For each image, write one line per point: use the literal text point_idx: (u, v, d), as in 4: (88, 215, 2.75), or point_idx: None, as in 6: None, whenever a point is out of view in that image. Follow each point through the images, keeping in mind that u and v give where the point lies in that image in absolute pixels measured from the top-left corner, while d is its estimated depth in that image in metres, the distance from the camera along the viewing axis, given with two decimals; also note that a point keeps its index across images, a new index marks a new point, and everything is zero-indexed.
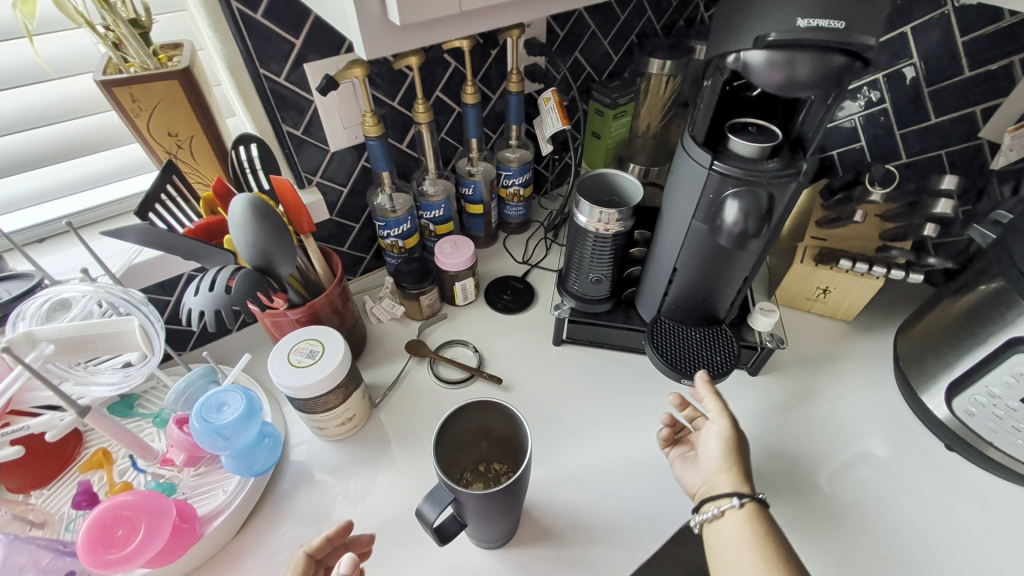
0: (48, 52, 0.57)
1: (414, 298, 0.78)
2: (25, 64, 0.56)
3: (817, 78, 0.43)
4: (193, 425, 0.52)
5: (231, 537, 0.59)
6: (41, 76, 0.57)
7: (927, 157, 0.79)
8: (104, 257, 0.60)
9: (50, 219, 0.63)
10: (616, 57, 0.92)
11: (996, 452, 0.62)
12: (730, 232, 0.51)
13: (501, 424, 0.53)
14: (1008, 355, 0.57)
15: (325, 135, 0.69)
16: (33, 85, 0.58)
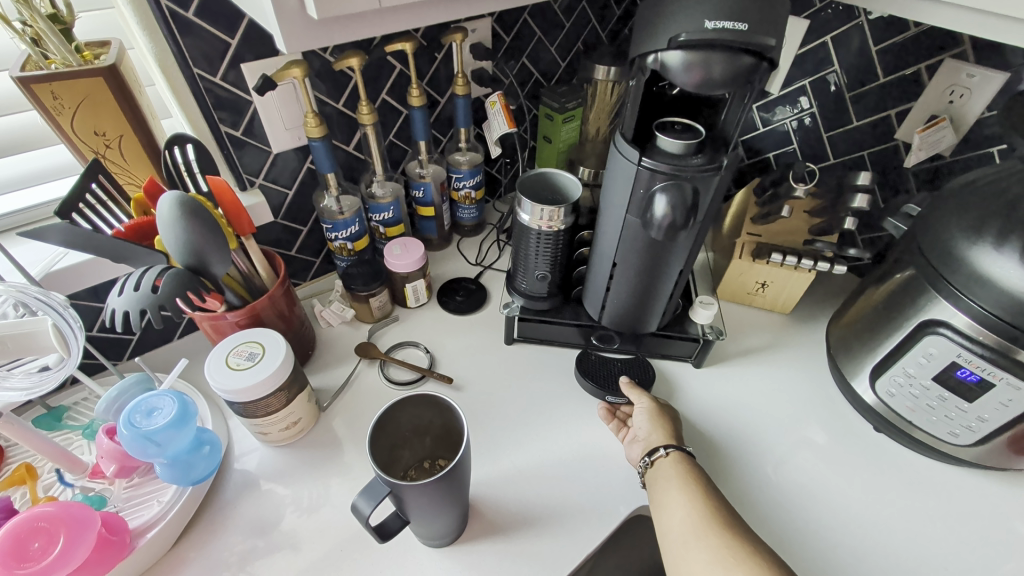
0: None
1: (363, 300, 0.78)
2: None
3: (728, 77, 0.46)
4: (120, 432, 0.51)
5: (167, 550, 0.57)
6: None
7: (851, 157, 0.84)
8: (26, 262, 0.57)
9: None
10: (563, 64, 0.94)
11: (917, 430, 0.66)
12: (660, 224, 0.53)
13: (438, 416, 0.53)
14: (919, 337, 0.60)
15: (266, 136, 0.68)
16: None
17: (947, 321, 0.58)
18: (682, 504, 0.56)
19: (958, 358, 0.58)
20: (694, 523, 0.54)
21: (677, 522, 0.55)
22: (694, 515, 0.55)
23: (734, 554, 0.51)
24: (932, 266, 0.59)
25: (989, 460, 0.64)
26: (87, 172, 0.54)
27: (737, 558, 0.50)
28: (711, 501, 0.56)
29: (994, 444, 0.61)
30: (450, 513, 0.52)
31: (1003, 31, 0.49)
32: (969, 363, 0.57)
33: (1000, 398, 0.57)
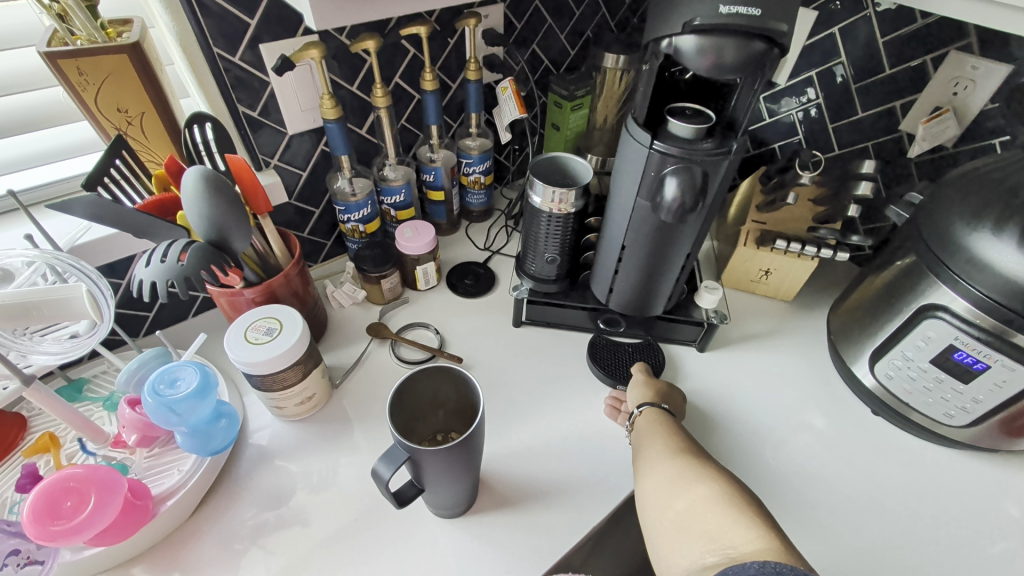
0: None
1: (375, 281, 0.79)
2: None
3: (739, 62, 0.47)
4: (145, 400, 0.52)
5: (186, 518, 0.59)
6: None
7: (855, 149, 0.85)
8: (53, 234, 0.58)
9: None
10: (572, 51, 0.95)
11: (914, 413, 0.68)
12: (670, 207, 0.54)
13: (453, 388, 0.55)
14: (917, 322, 0.62)
15: (282, 117, 0.69)
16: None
17: (946, 306, 0.59)
18: (652, 438, 0.62)
19: (954, 341, 0.59)
20: (657, 447, 0.60)
21: (646, 453, 0.60)
22: (660, 448, 0.60)
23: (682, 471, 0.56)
24: (933, 252, 0.60)
25: (982, 441, 0.66)
26: (110, 149, 0.55)
27: (684, 474, 0.55)
28: (678, 435, 0.62)
29: (986, 425, 0.63)
30: (460, 482, 0.53)
31: (1015, 22, 0.50)
32: (966, 345, 0.59)
33: (994, 380, 0.59)
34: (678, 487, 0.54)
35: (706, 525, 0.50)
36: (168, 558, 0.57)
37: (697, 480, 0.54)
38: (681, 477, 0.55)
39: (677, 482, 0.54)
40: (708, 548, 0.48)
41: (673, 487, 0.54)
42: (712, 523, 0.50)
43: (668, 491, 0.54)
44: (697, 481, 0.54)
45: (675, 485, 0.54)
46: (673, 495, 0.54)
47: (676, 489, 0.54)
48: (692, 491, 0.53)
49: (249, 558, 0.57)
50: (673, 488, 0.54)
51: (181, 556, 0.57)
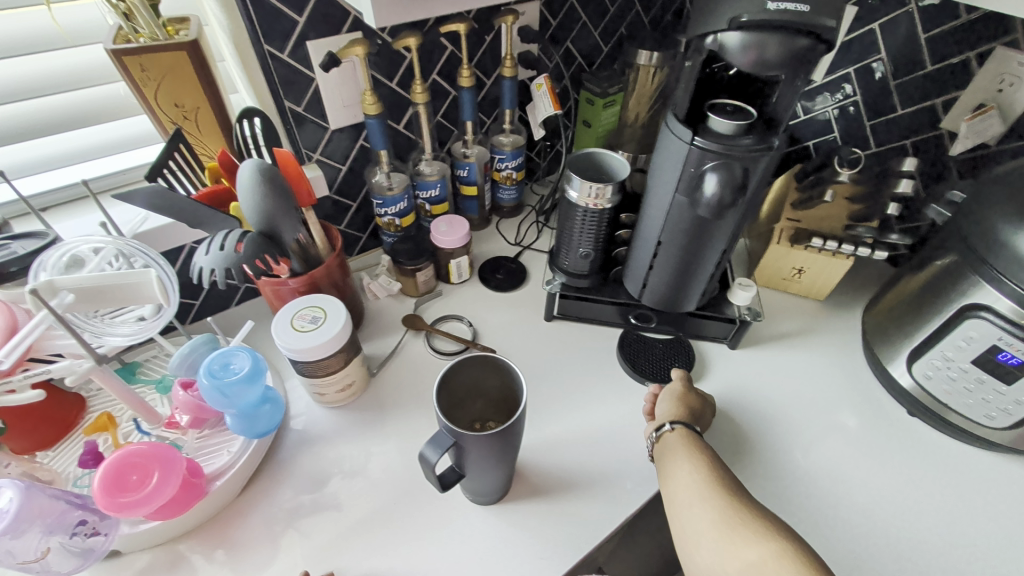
0: (68, 21, 0.60)
1: (410, 274, 0.81)
2: (42, 30, 0.59)
3: (784, 59, 0.48)
4: (201, 382, 0.55)
5: (234, 497, 0.62)
6: (58, 41, 0.60)
7: (893, 146, 0.84)
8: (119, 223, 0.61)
9: (70, 183, 0.66)
10: (605, 48, 0.96)
11: (951, 413, 0.67)
12: (709, 203, 0.55)
13: (496, 380, 0.57)
14: (958, 321, 0.62)
15: (325, 113, 0.72)
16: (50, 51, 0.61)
17: (990, 306, 0.59)
18: (686, 467, 0.58)
19: (998, 341, 0.59)
20: (693, 478, 0.56)
21: (682, 479, 0.57)
22: (698, 477, 0.56)
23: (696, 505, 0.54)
24: (976, 251, 0.60)
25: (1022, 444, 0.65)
26: (169, 143, 0.57)
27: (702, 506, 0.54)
28: (711, 459, 0.59)
29: None
30: (494, 473, 0.55)
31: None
32: (1010, 345, 0.58)
33: None
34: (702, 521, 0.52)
35: (751, 561, 0.48)
36: (217, 535, 0.59)
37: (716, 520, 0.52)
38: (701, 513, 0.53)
39: (720, 517, 0.52)
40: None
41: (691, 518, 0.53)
42: (753, 555, 0.48)
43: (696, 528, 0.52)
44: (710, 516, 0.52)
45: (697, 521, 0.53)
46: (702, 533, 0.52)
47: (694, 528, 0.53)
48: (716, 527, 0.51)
49: (291, 538, 0.60)
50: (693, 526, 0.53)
51: (227, 533, 0.60)
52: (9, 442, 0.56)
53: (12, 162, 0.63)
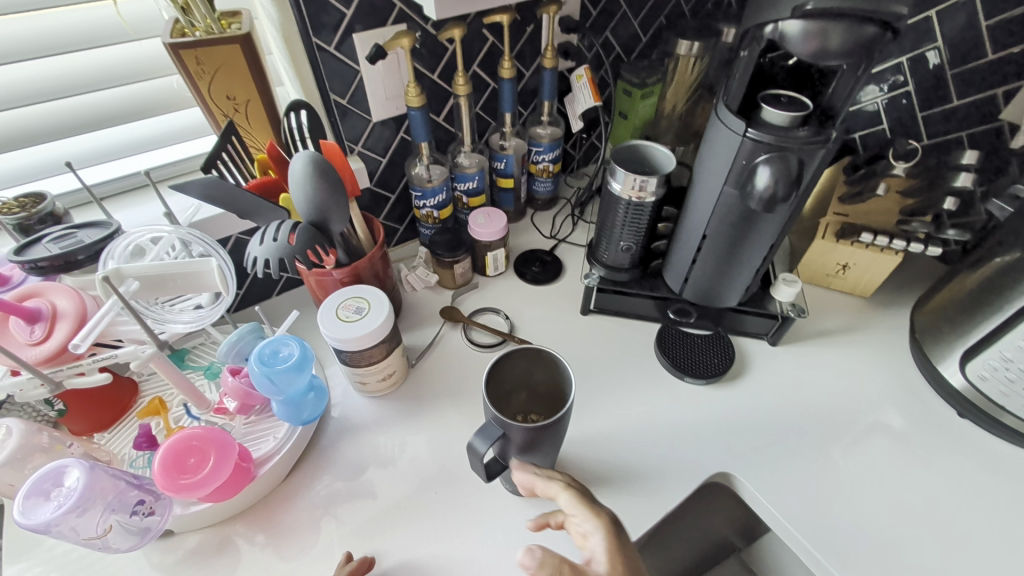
0: (131, 14, 0.62)
1: (447, 266, 0.81)
2: (107, 23, 0.61)
3: (848, 48, 0.46)
4: (252, 369, 0.56)
5: (280, 482, 0.63)
6: (122, 35, 0.62)
7: (947, 139, 0.81)
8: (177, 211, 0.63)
9: (131, 172, 0.68)
10: (644, 38, 0.95)
11: (1007, 416, 0.65)
12: (761, 196, 0.54)
13: (543, 372, 0.57)
14: (1021, 320, 0.59)
15: (368, 105, 0.72)
16: (114, 45, 0.62)
17: None
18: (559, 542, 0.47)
19: None
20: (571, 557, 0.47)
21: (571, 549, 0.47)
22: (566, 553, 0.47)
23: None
24: None
25: None
26: (222, 135, 0.58)
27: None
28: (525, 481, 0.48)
29: None
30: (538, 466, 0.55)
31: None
32: None
33: None
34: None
35: None
36: (264, 518, 0.61)
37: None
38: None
39: None
40: None
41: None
42: None
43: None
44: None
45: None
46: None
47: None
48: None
49: (332, 525, 0.60)
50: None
51: (273, 516, 0.61)
52: (70, 423, 0.59)
53: (79, 152, 0.66)
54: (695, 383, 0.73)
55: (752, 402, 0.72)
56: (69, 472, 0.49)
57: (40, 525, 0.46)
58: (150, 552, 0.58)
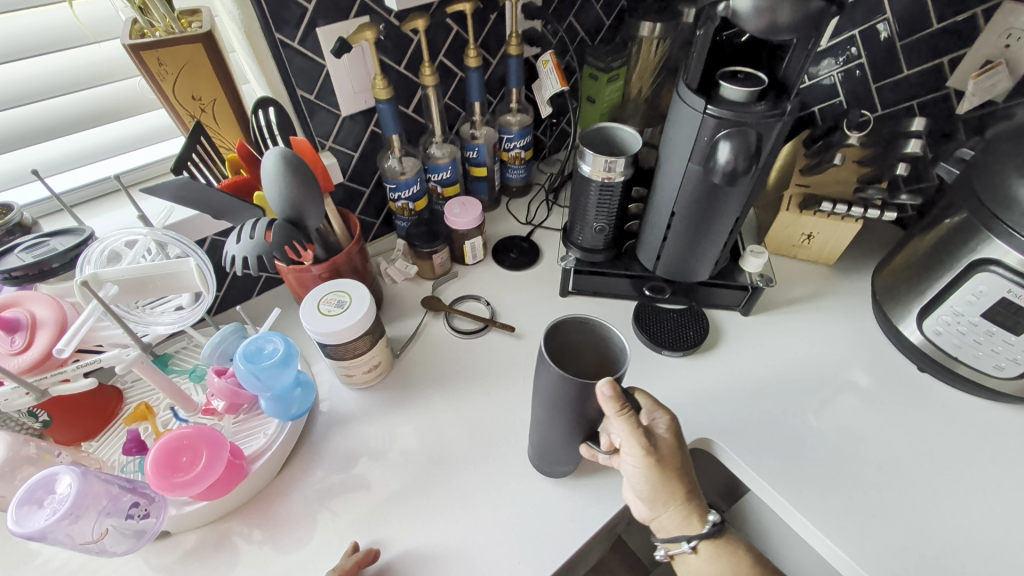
0: (85, 16, 0.61)
1: (427, 256, 0.83)
2: (65, 26, 0.60)
3: (797, 22, 0.48)
4: (238, 367, 0.57)
5: (273, 477, 0.65)
6: (81, 39, 0.61)
7: (900, 108, 0.84)
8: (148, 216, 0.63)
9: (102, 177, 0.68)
10: (608, 22, 0.97)
11: (961, 366, 0.68)
12: (723, 170, 0.56)
13: (578, 334, 0.58)
14: (969, 276, 0.63)
15: (337, 99, 0.72)
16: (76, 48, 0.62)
17: (1000, 260, 0.59)
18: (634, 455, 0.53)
19: (1007, 294, 0.60)
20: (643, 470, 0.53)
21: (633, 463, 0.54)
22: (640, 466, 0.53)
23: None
24: (986, 207, 0.60)
25: None
26: (192, 135, 0.57)
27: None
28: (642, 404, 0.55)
29: None
30: (575, 435, 0.57)
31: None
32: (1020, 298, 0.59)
33: None
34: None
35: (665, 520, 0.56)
36: (260, 513, 0.62)
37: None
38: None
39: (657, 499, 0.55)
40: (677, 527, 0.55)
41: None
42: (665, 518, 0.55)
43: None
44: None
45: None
46: (675, 546, 0.56)
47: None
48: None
49: (322, 517, 0.62)
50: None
51: (269, 511, 0.62)
52: (54, 434, 0.59)
53: (47, 158, 0.65)
54: (672, 355, 0.76)
55: (726, 370, 0.75)
56: (60, 479, 0.49)
57: (35, 531, 0.46)
58: (148, 555, 0.58)
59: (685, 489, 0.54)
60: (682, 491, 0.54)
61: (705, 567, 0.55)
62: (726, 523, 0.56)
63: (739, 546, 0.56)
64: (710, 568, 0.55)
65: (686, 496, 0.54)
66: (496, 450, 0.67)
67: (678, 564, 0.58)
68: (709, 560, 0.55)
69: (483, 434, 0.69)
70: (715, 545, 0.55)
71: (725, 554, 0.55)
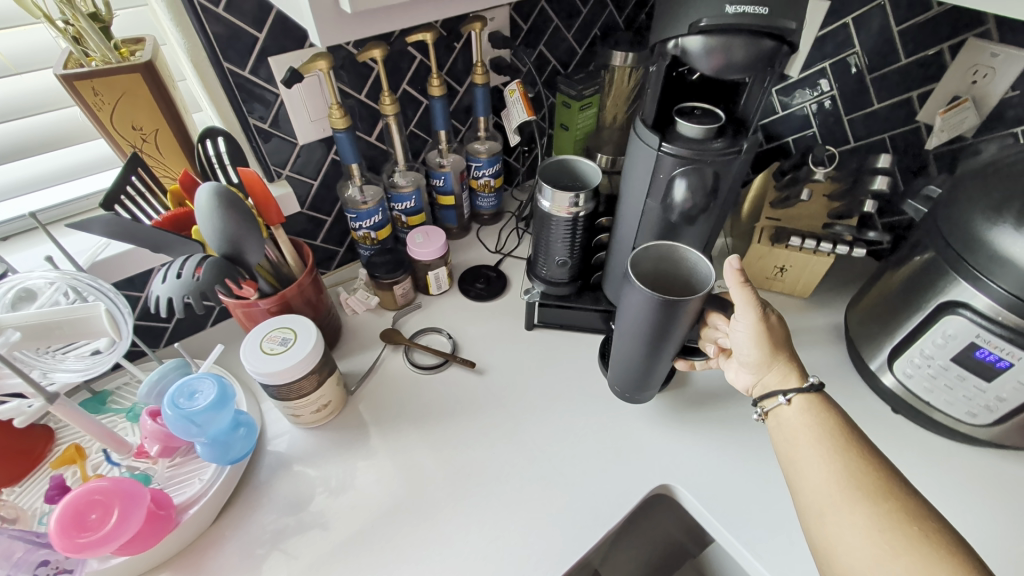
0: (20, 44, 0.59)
1: (387, 287, 0.80)
2: None
3: (750, 61, 0.47)
4: (165, 413, 0.53)
5: (208, 526, 0.61)
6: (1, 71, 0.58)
7: (872, 141, 0.83)
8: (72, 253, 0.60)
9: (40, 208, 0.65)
10: (580, 51, 0.96)
11: (934, 411, 0.66)
12: (681, 208, 0.55)
13: (650, 260, 0.61)
14: (938, 318, 0.60)
15: (292, 128, 0.70)
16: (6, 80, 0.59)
17: (968, 303, 0.57)
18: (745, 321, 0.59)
19: (976, 339, 0.58)
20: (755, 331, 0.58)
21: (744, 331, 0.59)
22: (753, 325, 0.58)
23: (832, 490, 0.50)
24: (953, 247, 0.58)
25: (1008, 440, 0.63)
26: (127, 166, 0.55)
27: (836, 496, 0.50)
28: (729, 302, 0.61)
29: (1013, 423, 0.61)
30: (659, 355, 0.63)
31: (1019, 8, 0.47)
32: (988, 343, 0.57)
33: (1019, 379, 0.57)
34: (866, 540, 0.47)
35: (788, 427, 0.57)
36: (191, 566, 0.58)
37: (849, 502, 0.49)
38: (848, 525, 0.48)
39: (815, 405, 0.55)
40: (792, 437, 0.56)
41: (806, 460, 0.53)
42: (784, 407, 0.57)
43: (803, 459, 0.54)
44: (867, 518, 0.48)
45: (856, 542, 0.47)
46: (770, 401, 0.59)
47: (803, 459, 0.54)
48: (893, 538, 0.46)
49: (276, 558, 0.59)
50: (819, 485, 0.51)
51: (204, 562, 0.58)
52: None
53: None
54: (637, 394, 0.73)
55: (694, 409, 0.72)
56: None
57: None
58: None
59: (784, 349, 0.59)
60: (788, 353, 0.59)
61: (798, 418, 0.56)
62: (825, 390, 0.57)
63: (838, 409, 0.55)
64: (804, 419, 0.56)
65: (787, 356, 0.59)
66: (449, 497, 0.64)
67: (770, 421, 0.59)
68: (801, 411, 0.56)
69: (437, 477, 0.65)
70: (811, 398, 0.56)
71: (819, 408, 0.55)
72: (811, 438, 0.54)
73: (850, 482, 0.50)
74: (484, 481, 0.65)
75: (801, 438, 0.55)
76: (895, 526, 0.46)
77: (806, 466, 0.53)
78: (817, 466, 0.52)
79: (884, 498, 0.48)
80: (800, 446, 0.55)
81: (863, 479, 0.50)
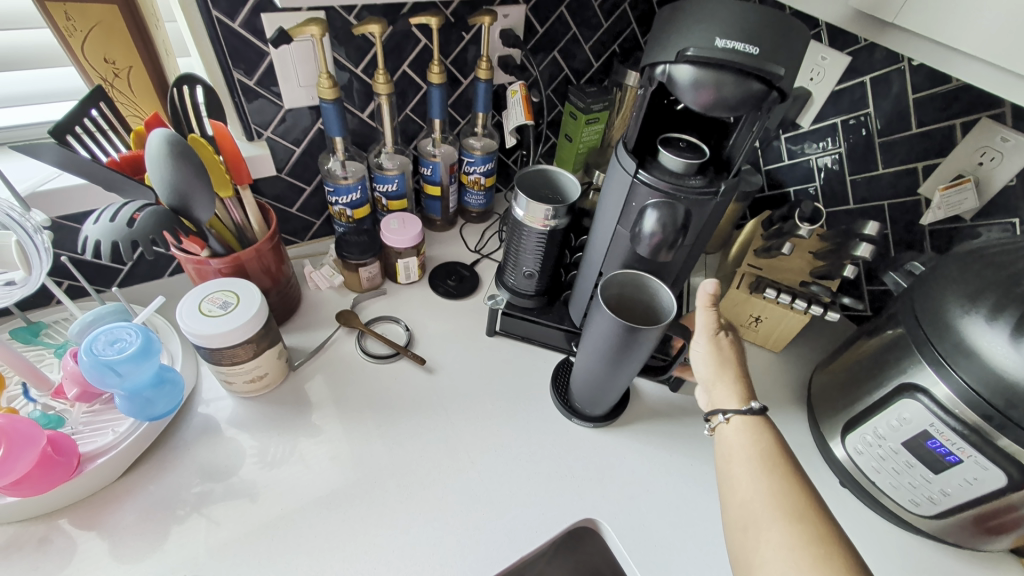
0: None
1: (353, 269, 0.78)
2: None
3: (737, 102, 0.45)
4: (80, 359, 0.51)
5: (115, 479, 0.59)
6: None
7: (872, 206, 0.80)
8: (12, 179, 0.59)
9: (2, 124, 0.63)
10: (595, 64, 0.93)
11: (880, 492, 0.63)
12: (649, 240, 0.53)
13: (615, 287, 0.60)
14: (897, 399, 0.58)
15: (279, 90, 0.69)
16: None
17: (928, 389, 0.55)
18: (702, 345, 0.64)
19: (929, 428, 0.55)
20: (709, 356, 0.63)
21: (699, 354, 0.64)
22: (709, 351, 0.63)
23: (757, 506, 0.51)
24: (923, 330, 0.56)
25: (950, 536, 0.61)
26: (87, 98, 0.54)
27: (761, 513, 0.50)
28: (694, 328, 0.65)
29: (957, 519, 0.58)
30: (620, 376, 0.62)
31: (1018, 93, 0.44)
32: (940, 434, 0.54)
33: (965, 475, 0.54)
34: (778, 555, 0.47)
35: (727, 445, 0.58)
36: (92, 516, 0.57)
37: (770, 517, 0.50)
38: (768, 540, 0.49)
39: (752, 426, 0.57)
40: (730, 456, 0.57)
41: (738, 477, 0.54)
42: (729, 430, 0.58)
43: (736, 475, 0.55)
44: (783, 534, 0.48)
45: (772, 557, 0.48)
46: (715, 419, 0.60)
47: (736, 476, 0.55)
48: (801, 555, 0.46)
49: (196, 521, 0.58)
50: (746, 501, 0.52)
51: (104, 516, 0.57)
52: None
53: None
54: (581, 425, 0.70)
55: (637, 449, 0.69)
56: None
57: None
58: None
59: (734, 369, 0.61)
60: (737, 372, 0.61)
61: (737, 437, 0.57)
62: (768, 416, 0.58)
63: (776, 434, 0.57)
64: (742, 439, 0.57)
65: (733, 377, 0.61)
66: (367, 493, 0.62)
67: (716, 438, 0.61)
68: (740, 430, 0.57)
69: (360, 470, 0.64)
70: (751, 420, 0.57)
71: (759, 430, 0.57)
72: (746, 456, 0.55)
73: (773, 500, 0.51)
74: (407, 484, 0.63)
75: (738, 455, 0.56)
76: (805, 544, 0.47)
77: (739, 483, 0.54)
78: (749, 484, 0.53)
79: (803, 518, 0.49)
80: (735, 463, 0.55)
81: (785, 499, 0.50)
